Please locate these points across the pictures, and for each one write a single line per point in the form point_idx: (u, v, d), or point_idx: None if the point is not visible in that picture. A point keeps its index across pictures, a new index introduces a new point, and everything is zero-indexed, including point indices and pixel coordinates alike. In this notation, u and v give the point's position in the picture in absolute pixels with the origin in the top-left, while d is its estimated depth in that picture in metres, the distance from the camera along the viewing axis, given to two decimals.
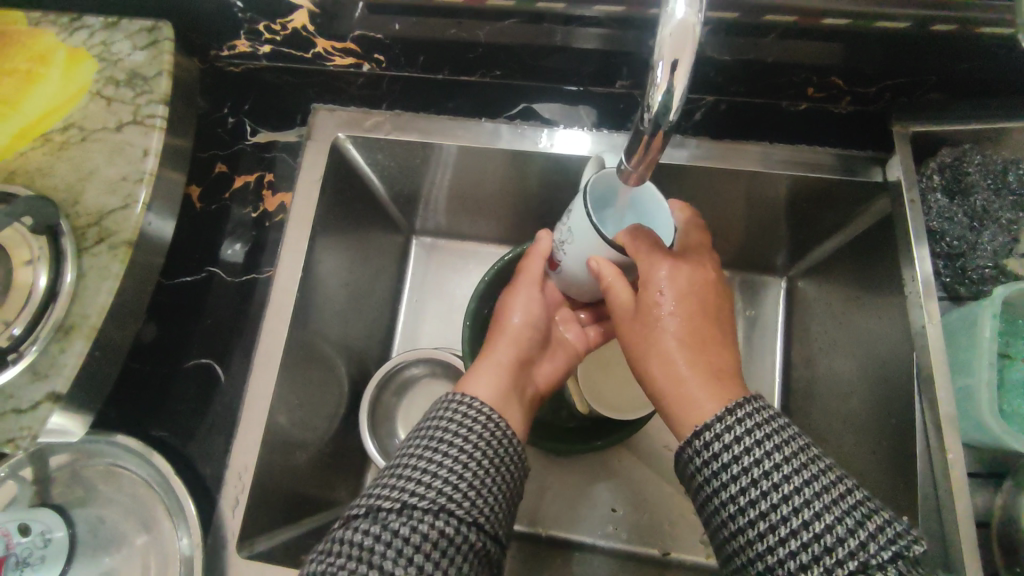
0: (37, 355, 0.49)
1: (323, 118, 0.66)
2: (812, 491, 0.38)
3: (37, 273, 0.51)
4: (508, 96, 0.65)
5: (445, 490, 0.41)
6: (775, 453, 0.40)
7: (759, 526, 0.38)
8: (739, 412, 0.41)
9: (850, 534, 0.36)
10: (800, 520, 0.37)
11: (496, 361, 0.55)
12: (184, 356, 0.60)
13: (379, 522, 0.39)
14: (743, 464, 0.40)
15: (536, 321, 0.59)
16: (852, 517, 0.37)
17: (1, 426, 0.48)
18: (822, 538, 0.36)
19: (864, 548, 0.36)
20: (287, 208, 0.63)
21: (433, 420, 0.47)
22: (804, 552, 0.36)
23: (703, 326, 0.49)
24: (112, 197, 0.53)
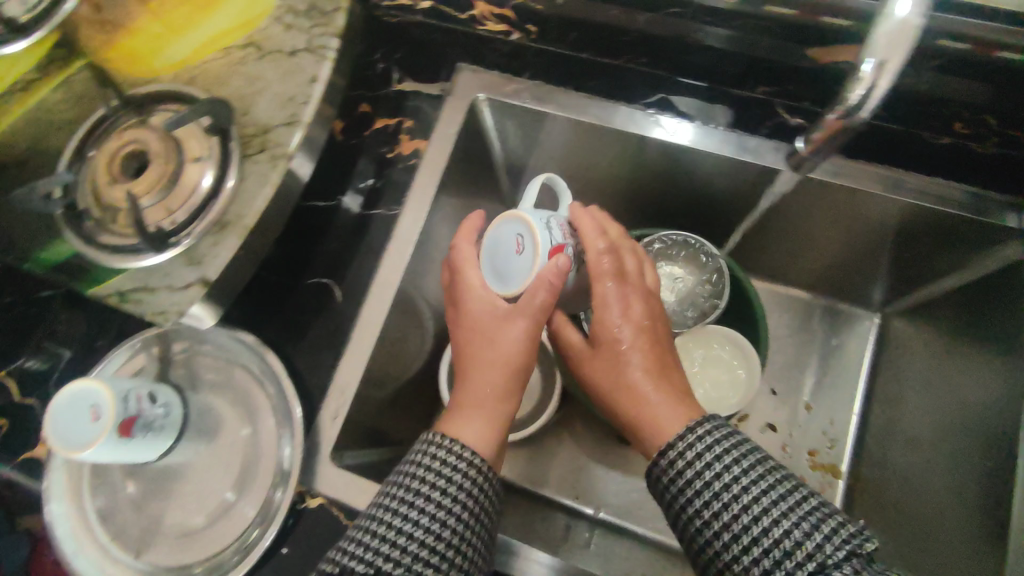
0: (193, 242, 0.54)
1: (465, 79, 0.69)
2: (759, 509, 0.41)
3: (204, 171, 0.56)
4: (647, 86, 0.66)
5: (420, 555, 0.42)
6: (725, 476, 0.43)
7: (728, 534, 0.42)
8: (699, 429, 0.46)
9: (806, 536, 0.39)
10: (759, 527, 0.41)
11: (481, 408, 0.51)
12: (307, 274, 0.65)
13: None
14: (700, 485, 0.44)
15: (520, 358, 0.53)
16: (802, 527, 0.40)
17: (155, 299, 0.53)
18: (773, 554, 0.40)
19: (818, 552, 0.38)
20: (421, 154, 0.67)
21: (404, 467, 0.47)
22: (764, 564, 0.39)
23: (658, 352, 0.55)
24: (279, 113, 0.58)
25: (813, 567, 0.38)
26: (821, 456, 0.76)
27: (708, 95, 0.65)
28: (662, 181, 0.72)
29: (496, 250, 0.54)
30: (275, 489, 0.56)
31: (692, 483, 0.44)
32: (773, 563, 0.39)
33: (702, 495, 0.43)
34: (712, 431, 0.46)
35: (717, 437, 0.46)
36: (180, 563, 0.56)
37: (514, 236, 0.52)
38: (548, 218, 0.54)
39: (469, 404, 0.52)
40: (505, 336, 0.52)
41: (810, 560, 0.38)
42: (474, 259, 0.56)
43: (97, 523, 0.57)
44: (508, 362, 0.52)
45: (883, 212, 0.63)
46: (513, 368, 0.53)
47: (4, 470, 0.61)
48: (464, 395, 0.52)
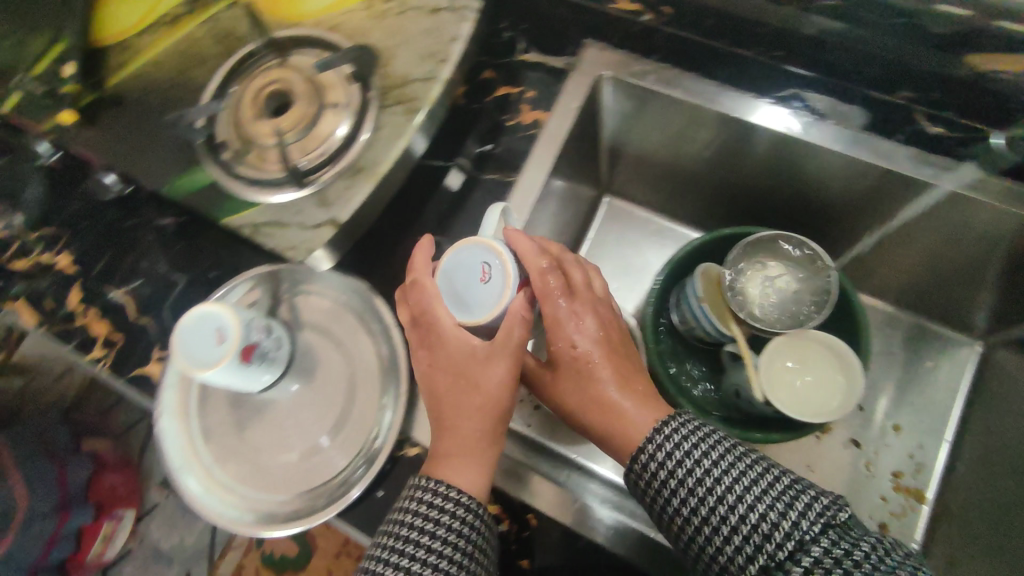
0: (328, 185, 0.56)
1: (592, 55, 0.68)
2: (735, 499, 0.44)
3: (342, 117, 0.57)
4: (780, 79, 0.65)
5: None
6: (697, 471, 0.46)
7: (710, 531, 0.44)
8: (669, 429, 0.49)
9: (783, 517, 0.42)
10: (737, 516, 0.43)
11: (469, 443, 0.52)
12: (418, 230, 0.66)
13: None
14: (676, 484, 0.46)
15: (503, 395, 0.53)
16: (778, 509, 0.43)
17: (287, 235, 0.55)
18: (754, 540, 0.42)
19: (795, 531, 0.41)
20: (541, 125, 0.67)
21: (398, 513, 0.49)
22: (748, 552, 0.42)
23: (619, 362, 0.58)
24: (418, 68, 0.59)
25: (790, 545, 0.41)
26: (906, 479, 0.74)
27: (845, 93, 0.64)
28: (775, 178, 0.71)
29: (453, 273, 0.52)
30: (374, 435, 0.58)
31: (668, 484, 0.47)
32: (755, 549, 0.42)
33: (680, 497, 0.46)
34: (672, 434, 0.48)
35: (680, 434, 0.48)
36: (274, 491, 0.58)
37: (479, 262, 0.52)
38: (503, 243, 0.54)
39: (456, 449, 0.51)
40: (489, 378, 0.52)
41: (789, 542, 0.41)
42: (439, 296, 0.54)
43: (200, 439, 0.60)
44: (490, 405, 0.52)
45: (996, 221, 0.60)
46: (495, 409, 0.53)
47: (117, 382, 0.64)
48: (449, 440, 0.52)
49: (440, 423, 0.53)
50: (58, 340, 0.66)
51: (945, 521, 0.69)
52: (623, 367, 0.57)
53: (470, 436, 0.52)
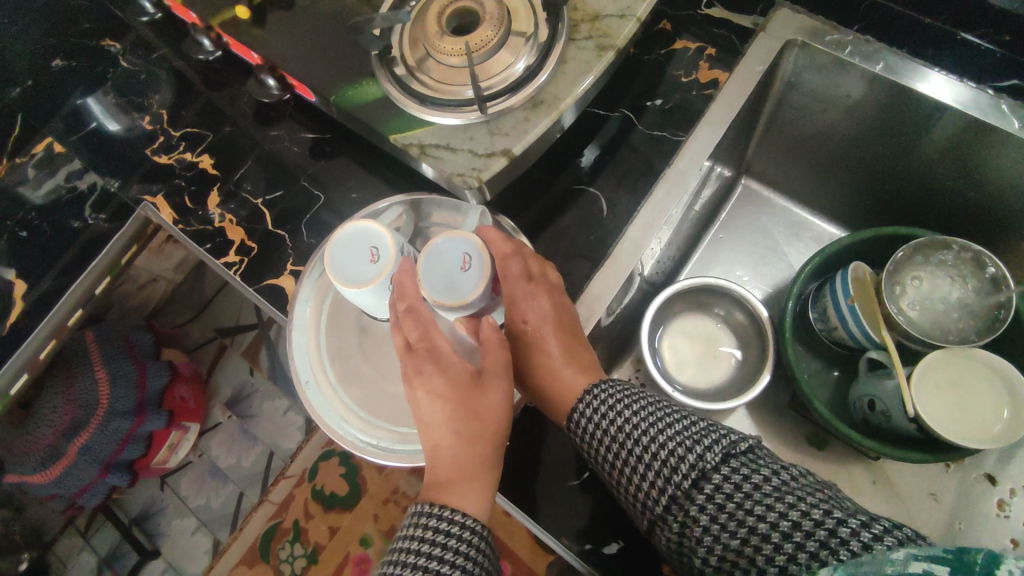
0: (505, 114, 0.52)
1: (782, 18, 0.63)
2: (648, 440, 0.47)
3: (528, 44, 0.54)
4: (1000, 69, 0.59)
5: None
6: (617, 419, 0.50)
7: (633, 477, 0.47)
8: (593, 393, 0.52)
9: (688, 450, 0.45)
10: (648, 456, 0.47)
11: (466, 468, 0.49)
12: (571, 179, 0.62)
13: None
14: (604, 438, 0.50)
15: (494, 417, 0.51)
16: (686, 443, 0.46)
17: (455, 160, 0.52)
18: (663, 475, 0.46)
19: (699, 461, 0.45)
20: (718, 86, 0.62)
21: (401, 540, 0.46)
22: (661, 486, 0.45)
23: (568, 335, 0.56)
24: (613, 3, 0.54)
25: (694, 475, 0.44)
26: None
27: None
28: (961, 180, 0.65)
29: (437, 268, 0.50)
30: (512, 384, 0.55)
31: (595, 433, 0.50)
32: (666, 482, 0.45)
33: (603, 444, 0.49)
34: (599, 396, 0.52)
35: (604, 392, 0.52)
36: (394, 423, 0.55)
37: (462, 253, 0.50)
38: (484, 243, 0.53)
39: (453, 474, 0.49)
40: (486, 403, 0.51)
41: (691, 471, 0.45)
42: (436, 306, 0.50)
43: (325, 359, 0.57)
44: (481, 420, 0.50)
45: None
46: (493, 431, 0.51)
47: (247, 290, 0.62)
48: (442, 465, 0.49)
49: (429, 448, 0.50)
50: (192, 240, 0.65)
51: None
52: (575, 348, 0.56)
53: (465, 462, 0.49)
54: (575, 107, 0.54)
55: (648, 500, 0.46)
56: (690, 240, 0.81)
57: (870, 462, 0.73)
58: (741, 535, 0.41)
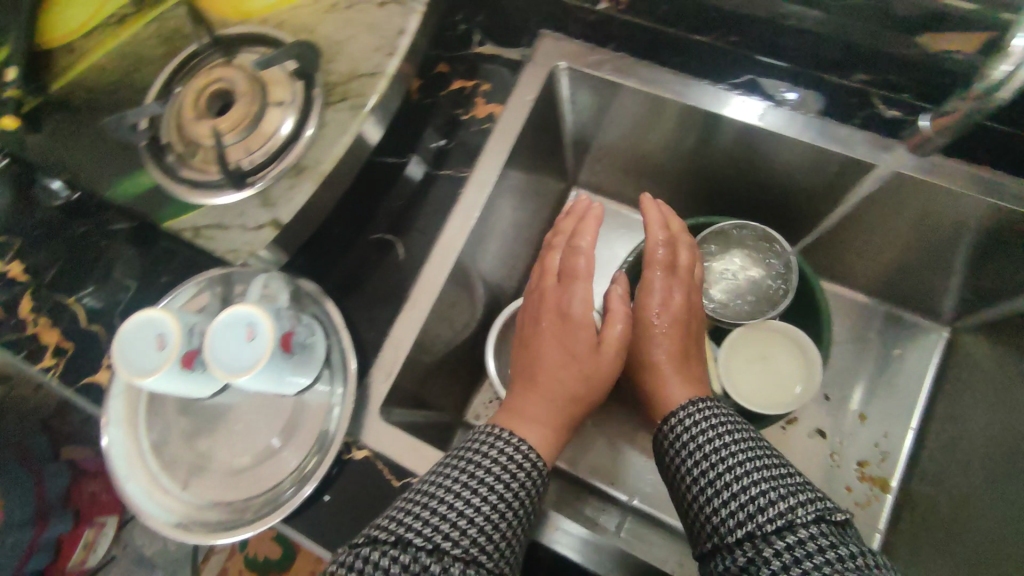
0: (269, 186, 0.55)
1: (548, 47, 0.68)
2: (742, 471, 0.46)
3: (286, 113, 0.56)
4: (736, 64, 0.64)
5: (476, 538, 0.44)
6: (714, 445, 0.48)
7: (716, 494, 0.46)
8: (700, 403, 0.53)
9: (780, 499, 0.43)
10: (739, 484, 0.45)
11: (550, 402, 0.56)
12: (370, 229, 0.65)
13: (411, 555, 0.42)
14: (698, 453, 0.49)
15: (586, 380, 0.57)
16: (777, 490, 0.44)
17: (227, 237, 0.54)
18: (748, 507, 0.44)
19: (790, 512, 0.42)
20: (495, 119, 0.67)
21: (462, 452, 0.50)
22: (738, 517, 0.44)
23: (683, 344, 0.61)
24: (364, 63, 0.57)
25: (779, 521, 0.42)
26: (871, 467, 0.73)
27: (803, 80, 0.62)
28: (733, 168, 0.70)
29: (220, 342, 0.52)
30: (323, 438, 0.57)
31: (687, 453, 0.50)
32: (747, 516, 0.43)
33: (695, 460, 0.49)
34: (705, 410, 0.52)
35: (704, 414, 0.51)
36: (213, 498, 0.57)
37: (246, 324, 0.52)
38: (278, 309, 0.55)
39: (534, 409, 0.56)
40: (594, 369, 0.57)
41: (777, 517, 0.42)
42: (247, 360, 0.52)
43: (150, 452, 0.59)
44: (591, 376, 0.58)
45: (959, 209, 0.59)
46: (579, 399, 0.57)
47: (67, 392, 0.62)
48: (531, 398, 0.57)
49: (532, 379, 0.58)
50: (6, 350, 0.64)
51: (910, 505, 0.69)
52: (684, 349, 0.60)
53: (555, 406, 0.56)
54: (377, 122, 0.58)
55: (721, 524, 0.45)
56: (525, 257, 0.85)
57: None
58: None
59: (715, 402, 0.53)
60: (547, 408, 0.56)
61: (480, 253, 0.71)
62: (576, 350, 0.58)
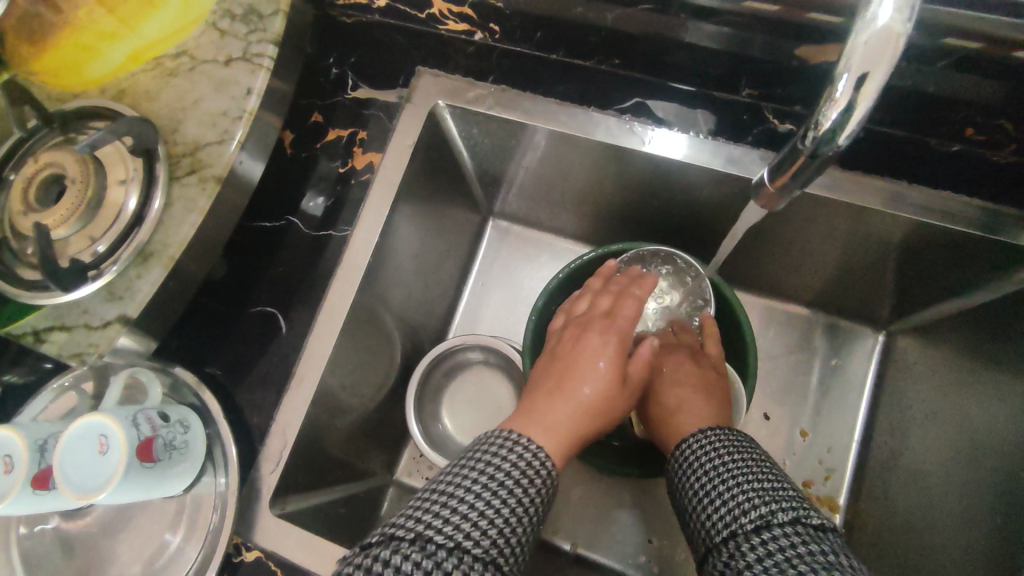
0: (115, 276, 0.50)
1: (426, 84, 0.63)
2: (729, 473, 0.42)
3: (128, 195, 0.52)
4: (624, 89, 0.60)
5: (497, 539, 0.38)
6: (702, 458, 0.44)
7: (703, 499, 0.42)
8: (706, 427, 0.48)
9: (761, 499, 0.39)
10: (723, 485, 0.41)
11: (566, 413, 0.48)
12: (251, 302, 0.61)
13: (430, 557, 0.36)
14: (690, 461, 0.45)
15: (607, 401, 0.50)
16: (754, 492, 0.40)
17: (72, 339, 0.49)
18: (730, 511, 0.40)
19: (767, 512, 0.38)
20: (375, 169, 0.62)
21: (484, 447, 0.43)
22: (721, 521, 0.40)
23: (706, 397, 0.54)
24: (210, 130, 0.54)
25: (757, 524, 0.38)
26: (816, 488, 0.68)
27: (689, 98, 0.59)
28: (637, 194, 0.66)
29: (68, 465, 0.46)
30: (210, 538, 0.54)
31: (682, 462, 0.46)
32: (730, 519, 0.39)
33: (687, 470, 0.45)
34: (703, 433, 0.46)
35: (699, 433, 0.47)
36: None
37: (97, 436, 0.47)
38: (134, 412, 0.50)
39: (556, 415, 0.47)
40: (617, 395, 0.51)
41: (756, 515, 0.38)
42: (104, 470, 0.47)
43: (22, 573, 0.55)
44: (617, 396, 0.51)
45: (886, 226, 0.54)
46: (596, 421, 0.49)
47: None
48: (551, 404, 0.48)
49: (557, 383, 0.51)
50: None
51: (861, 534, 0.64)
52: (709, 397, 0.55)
53: (581, 415, 0.48)
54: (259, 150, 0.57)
55: (706, 529, 0.41)
56: (445, 300, 0.79)
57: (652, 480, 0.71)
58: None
59: (717, 425, 0.47)
60: (572, 417, 0.48)
61: (381, 310, 0.67)
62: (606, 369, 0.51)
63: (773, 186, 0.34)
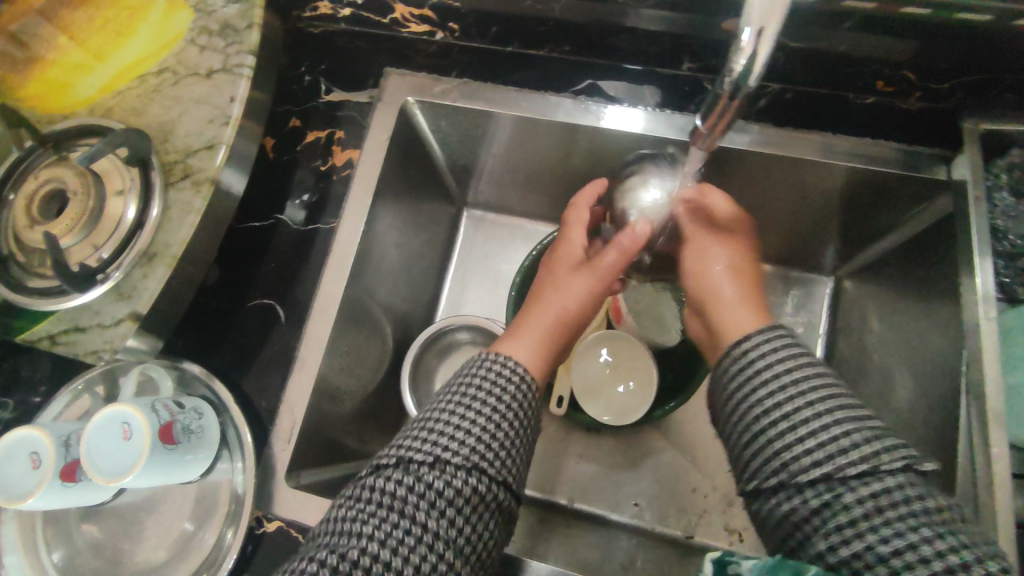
0: (119, 279, 0.54)
1: (395, 82, 0.68)
2: (822, 411, 0.41)
3: (127, 204, 0.56)
4: (575, 73, 0.66)
5: (475, 449, 0.43)
6: (789, 384, 0.43)
7: (793, 429, 0.41)
8: (766, 346, 0.45)
9: (864, 443, 0.39)
10: (819, 423, 0.41)
11: (537, 326, 0.55)
12: (248, 297, 0.65)
13: (413, 474, 0.42)
14: (777, 387, 0.43)
15: (575, 301, 0.57)
16: (831, 435, 0.40)
17: (87, 339, 0.53)
18: (825, 447, 0.40)
19: (873, 456, 0.38)
20: (354, 165, 0.67)
21: (459, 383, 0.48)
22: (813, 457, 0.40)
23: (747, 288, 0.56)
24: (199, 137, 0.58)
25: (860, 466, 0.38)
26: None
27: (636, 75, 0.65)
28: (598, 168, 0.72)
29: (93, 451, 0.50)
30: (230, 519, 0.57)
31: (764, 384, 0.44)
32: (823, 456, 0.39)
33: (766, 394, 0.43)
34: (783, 345, 0.45)
35: (769, 344, 0.45)
36: None
37: (120, 424, 0.51)
38: (152, 401, 0.53)
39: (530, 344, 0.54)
40: (582, 288, 0.58)
41: (858, 459, 0.39)
42: (116, 460, 0.50)
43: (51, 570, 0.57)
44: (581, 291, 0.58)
45: (821, 176, 0.61)
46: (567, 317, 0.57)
47: None
48: (529, 333, 0.55)
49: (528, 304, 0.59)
50: None
51: None
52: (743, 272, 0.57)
53: (547, 318, 0.56)
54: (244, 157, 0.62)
55: (769, 463, 0.42)
56: (429, 287, 0.83)
57: (637, 432, 0.77)
58: (881, 550, 0.36)
59: (781, 337, 0.46)
60: (538, 324, 0.55)
61: (370, 297, 0.71)
62: (566, 305, 0.57)
63: (704, 126, 0.40)
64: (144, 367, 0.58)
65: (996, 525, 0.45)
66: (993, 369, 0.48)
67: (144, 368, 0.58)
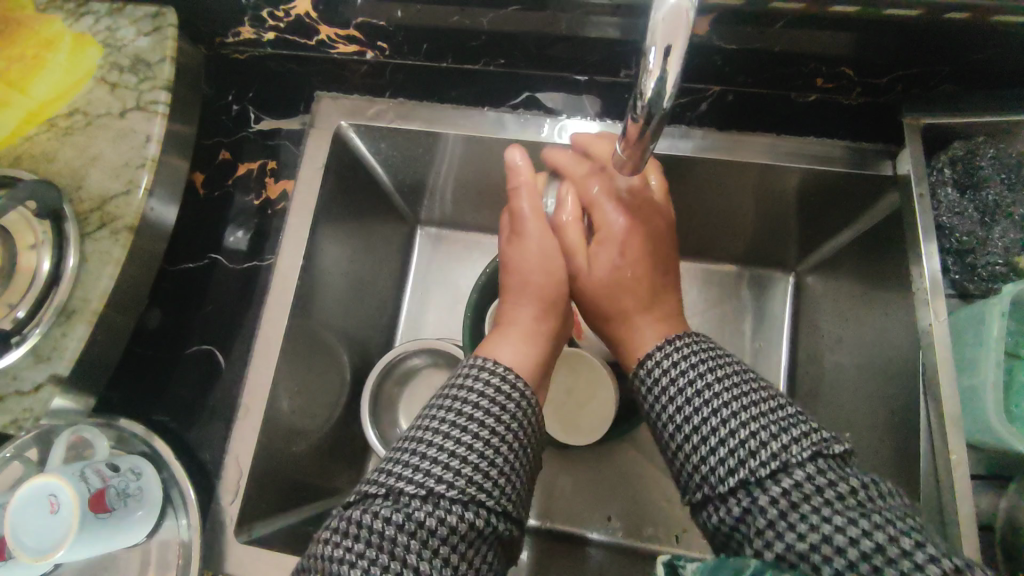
0: (39, 338, 0.51)
1: (327, 107, 0.66)
2: (728, 413, 0.40)
3: (41, 257, 0.53)
4: (511, 85, 0.64)
5: (473, 478, 0.40)
6: (699, 385, 0.42)
7: (711, 441, 0.39)
8: (680, 349, 0.45)
9: (772, 438, 0.38)
10: (726, 429, 0.39)
11: (516, 329, 0.53)
12: (186, 343, 0.62)
13: (404, 510, 0.38)
14: (680, 399, 0.42)
15: (559, 283, 0.56)
16: (739, 437, 0.39)
17: (5, 407, 0.50)
18: (738, 452, 0.38)
19: (782, 451, 0.37)
20: (289, 196, 0.64)
21: (455, 396, 0.45)
22: (725, 466, 0.38)
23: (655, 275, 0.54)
24: (116, 181, 0.56)
25: (772, 463, 0.37)
26: None
27: (576, 85, 0.63)
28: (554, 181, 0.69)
29: (21, 530, 0.47)
30: None
31: (669, 398, 0.43)
32: (737, 461, 0.38)
33: (675, 405, 0.42)
34: (684, 350, 0.44)
35: (684, 351, 0.45)
36: None
37: (46, 497, 0.48)
38: (81, 467, 0.51)
39: (508, 337, 0.52)
40: (542, 264, 0.56)
41: (767, 458, 0.37)
42: (42, 541, 0.48)
43: None
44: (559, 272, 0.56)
45: (777, 179, 0.60)
46: (548, 300, 0.55)
47: None
48: (510, 325, 0.53)
49: (507, 303, 0.56)
50: None
51: None
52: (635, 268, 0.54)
53: (530, 314, 0.54)
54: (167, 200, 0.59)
55: (692, 480, 0.40)
56: (386, 311, 0.79)
57: (608, 447, 0.74)
58: (797, 546, 0.34)
59: (698, 336, 0.46)
60: (526, 319, 0.54)
61: (320, 333, 0.68)
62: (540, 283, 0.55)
63: (626, 146, 0.39)
64: (78, 428, 0.55)
65: (960, 528, 0.44)
66: (950, 365, 0.48)
67: (77, 429, 0.55)
